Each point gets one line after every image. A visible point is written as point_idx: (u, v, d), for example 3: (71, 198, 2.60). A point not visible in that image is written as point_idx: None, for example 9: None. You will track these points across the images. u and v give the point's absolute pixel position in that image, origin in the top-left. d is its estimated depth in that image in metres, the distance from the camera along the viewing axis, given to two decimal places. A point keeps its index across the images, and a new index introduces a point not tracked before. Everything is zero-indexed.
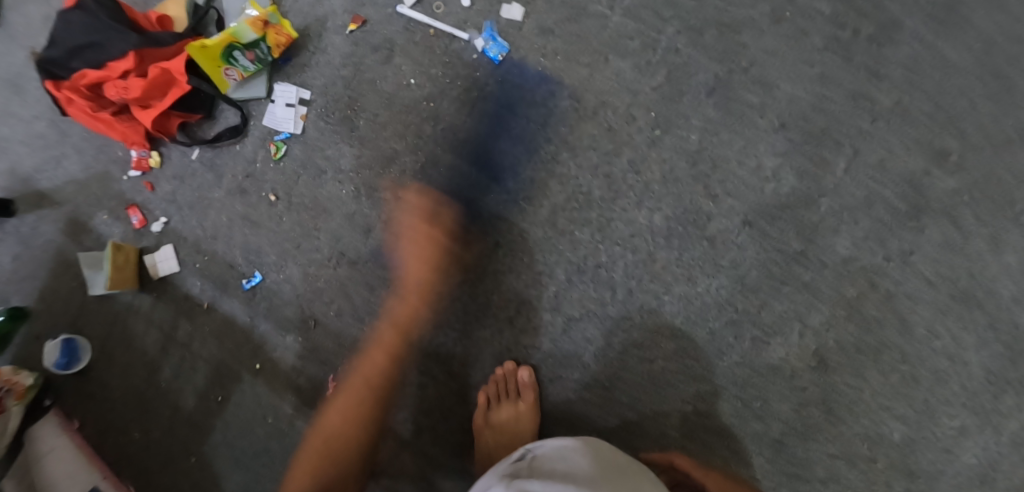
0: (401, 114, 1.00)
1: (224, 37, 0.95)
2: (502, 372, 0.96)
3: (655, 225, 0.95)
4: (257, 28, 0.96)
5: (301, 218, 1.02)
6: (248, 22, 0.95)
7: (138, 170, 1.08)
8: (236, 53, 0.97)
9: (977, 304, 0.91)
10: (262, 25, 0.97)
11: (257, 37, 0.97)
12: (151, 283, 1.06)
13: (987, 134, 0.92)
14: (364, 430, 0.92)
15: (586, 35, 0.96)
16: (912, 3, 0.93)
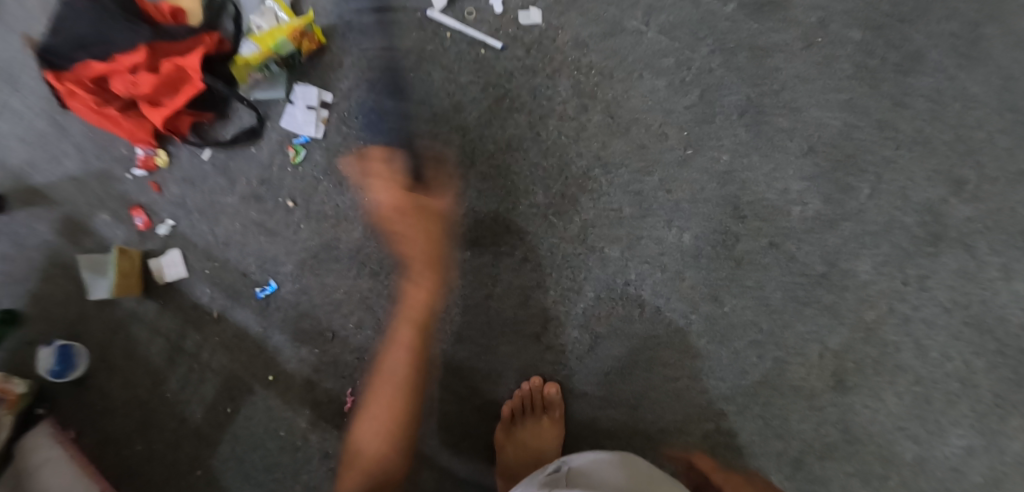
0: (427, 122, 0.97)
1: (265, 51, 0.95)
2: (528, 387, 0.94)
3: (683, 244, 0.95)
4: (295, 41, 0.96)
5: (320, 227, 0.99)
6: (287, 36, 0.95)
7: (144, 170, 1.02)
8: (269, 62, 0.97)
9: (988, 330, 0.94)
10: (299, 38, 0.96)
11: (295, 49, 0.97)
12: (157, 290, 1.01)
13: (1003, 166, 0.94)
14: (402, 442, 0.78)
15: (621, 50, 0.96)
16: (938, 34, 0.95)
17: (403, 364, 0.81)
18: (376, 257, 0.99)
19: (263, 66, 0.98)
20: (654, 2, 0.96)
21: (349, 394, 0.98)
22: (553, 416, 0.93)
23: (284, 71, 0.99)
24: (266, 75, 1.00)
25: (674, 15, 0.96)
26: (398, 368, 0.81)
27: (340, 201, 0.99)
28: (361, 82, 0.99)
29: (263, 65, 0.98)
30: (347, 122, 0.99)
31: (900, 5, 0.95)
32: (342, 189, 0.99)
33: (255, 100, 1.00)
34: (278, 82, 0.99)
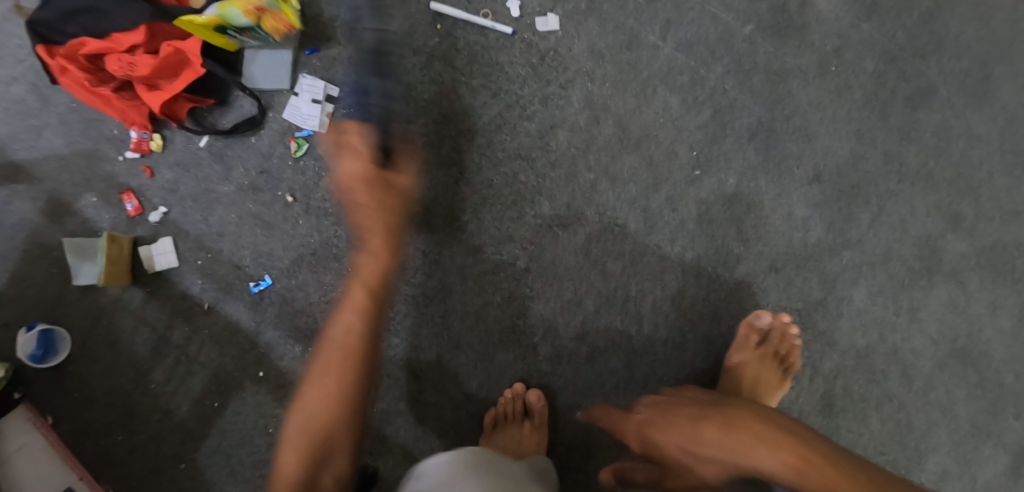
0: (437, 124, 0.95)
1: (213, 20, 0.87)
2: (511, 394, 0.93)
3: (687, 263, 0.94)
4: (250, 16, 0.87)
5: (320, 224, 0.97)
6: (239, 11, 0.86)
7: (137, 152, 0.98)
8: (229, 31, 0.90)
9: (970, 362, 0.98)
10: (257, 14, 0.87)
11: (251, 23, 0.88)
12: (144, 278, 0.98)
13: (998, 205, 0.98)
14: (342, 431, 0.75)
15: (638, 64, 0.94)
16: (949, 71, 0.97)
17: (353, 329, 0.81)
18: None
19: (223, 30, 0.89)
20: (673, 18, 0.95)
21: None
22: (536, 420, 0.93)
23: (291, 46, 0.95)
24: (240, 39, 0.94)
25: (692, 32, 0.95)
26: (348, 335, 0.80)
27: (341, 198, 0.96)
28: None
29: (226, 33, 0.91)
30: None
31: (915, 39, 0.97)
32: None
33: (258, 88, 0.96)
34: (283, 53, 0.95)
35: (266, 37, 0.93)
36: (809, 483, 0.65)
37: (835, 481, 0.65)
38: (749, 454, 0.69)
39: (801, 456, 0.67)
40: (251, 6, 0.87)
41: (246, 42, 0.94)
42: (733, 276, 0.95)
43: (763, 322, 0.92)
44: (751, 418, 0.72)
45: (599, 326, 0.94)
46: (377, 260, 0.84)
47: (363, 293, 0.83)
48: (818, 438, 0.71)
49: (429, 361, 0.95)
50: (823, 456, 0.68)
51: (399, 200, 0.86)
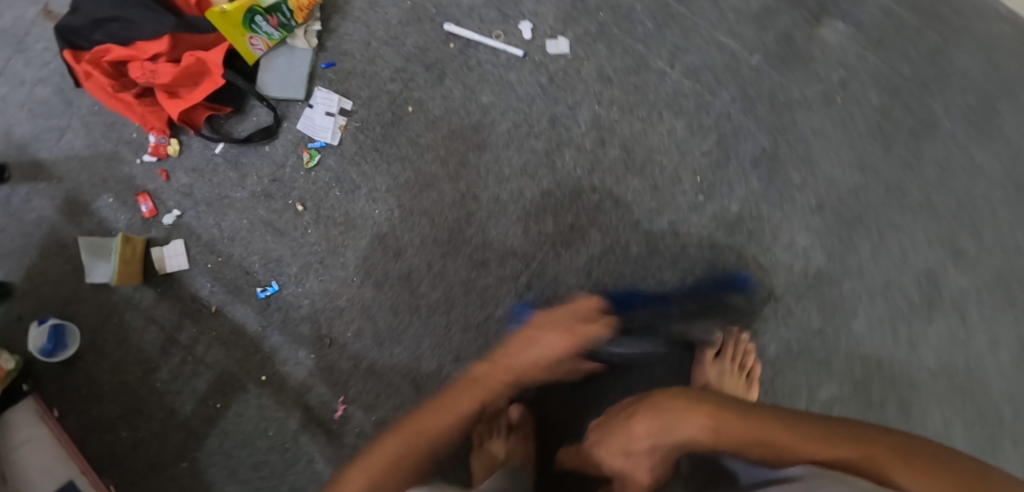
0: (447, 140, 0.98)
1: (245, 1, 0.90)
2: (490, 410, 0.97)
3: (685, 287, 0.96)
4: None
5: (328, 233, 0.99)
6: None
7: (154, 156, 1.00)
8: (258, 18, 0.92)
9: (968, 396, 0.98)
10: None
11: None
12: (156, 278, 1.00)
13: (1002, 238, 0.98)
14: None
15: (645, 88, 0.96)
16: (953, 104, 0.98)
17: (443, 426, 0.83)
18: (380, 267, 0.98)
19: (249, 18, 0.92)
20: (681, 44, 0.97)
21: (342, 401, 0.98)
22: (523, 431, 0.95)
23: (310, 48, 0.98)
24: (263, 39, 0.95)
25: (699, 58, 0.97)
26: (435, 430, 0.82)
27: (350, 207, 0.98)
28: (383, 92, 0.99)
29: (253, 26, 0.93)
30: (365, 130, 0.99)
31: (920, 73, 0.98)
32: (354, 195, 0.98)
33: (272, 97, 0.98)
34: (300, 50, 0.98)
35: (290, 22, 0.96)
36: (724, 437, 0.69)
37: (742, 427, 0.67)
38: (670, 434, 0.74)
39: (709, 417, 0.70)
40: None
41: (269, 35, 0.95)
42: (732, 300, 0.96)
43: (713, 336, 0.95)
44: (665, 397, 0.76)
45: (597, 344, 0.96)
46: (499, 383, 0.88)
47: (495, 380, 0.87)
48: (730, 396, 0.72)
49: (429, 372, 0.96)
50: (730, 410, 0.70)
51: (579, 342, 0.90)
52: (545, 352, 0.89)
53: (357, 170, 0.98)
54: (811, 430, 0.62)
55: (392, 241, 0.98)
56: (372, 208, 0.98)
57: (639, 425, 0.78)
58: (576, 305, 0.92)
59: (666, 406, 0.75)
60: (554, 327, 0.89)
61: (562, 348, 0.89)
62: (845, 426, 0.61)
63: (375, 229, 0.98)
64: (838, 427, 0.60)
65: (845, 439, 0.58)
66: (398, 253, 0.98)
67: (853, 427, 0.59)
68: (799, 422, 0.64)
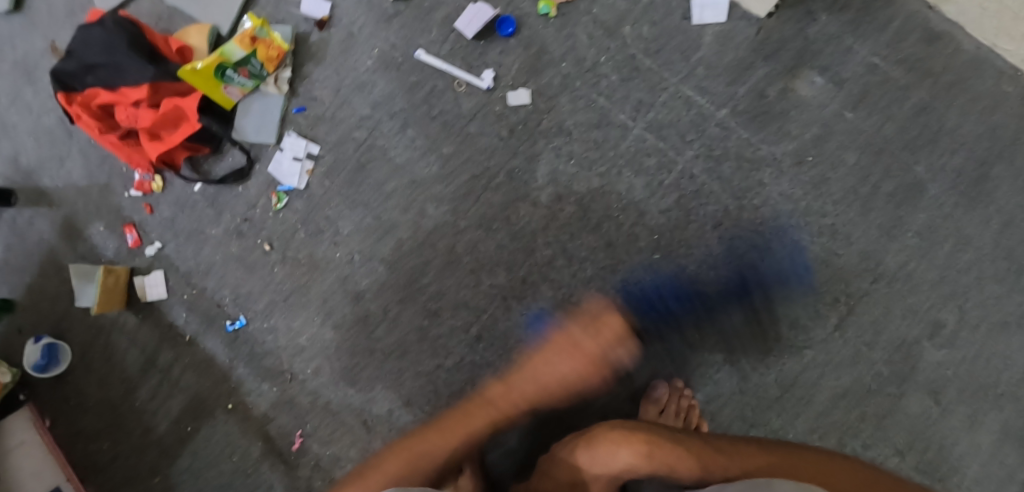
0: (408, 189, 0.99)
1: (214, 58, 0.94)
2: None
3: (636, 347, 0.94)
4: (245, 44, 0.95)
5: (293, 272, 1.02)
6: (235, 40, 0.95)
7: (139, 191, 1.06)
8: (229, 71, 0.96)
9: (939, 478, 0.92)
10: (249, 41, 0.96)
11: (247, 53, 0.96)
12: (138, 305, 1.05)
13: (985, 314, 0.92)
14: None
15: (605, 143, 0.95)
16: (939, 169, 0.92)
17: (433, 456, 0.85)
18: (339, 310, 1.01)
19: (221, 71, 0.96)
20: (646, 98, 0.94)
21: (299, 434, 1.01)
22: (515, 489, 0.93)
23: (282, 94, 1.02)
24: (238, 88, 0.99)
25: (663, 114, 0.94)
26: (427, 457, 0.85)
27: (314, 250, 1.02)
28: (349, 139, 1.01)
29: (226, 78, 0.97)
30: (331, 175, 1.01)
31: (905, 133, 0.92)
32: (317, 238, 1.02)
33: (247, 141, 1.03)
34: (273, 98, 1.02)
35: (261, 72, 0.99)
36: (661, 461, 0.74)
37: (677, 451, 0.74)
38: (612, 463, 0.77)
39: (647, 443, 0.75)
40: (244, 36, 0.96)
41: (242, 84, 0.99)
42: (684, 363, 0.93)
43: (658, 394, 0.92)
44: (606, 429, 0.79)
45: None
46: (506, 403, 0.89)
47: (482, 420, 0.88)
48: (661, 425, 0.78)
49: (381, 414, 0.99)
50: (666, 438, 0.76)
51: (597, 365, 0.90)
52: (545, 375, 0.89)
53: (322, 213, 1.01)
54: (748, 452, 0.70)
55: (352, 285, 1.01)
56: (334, 251, 1.01)
57: (591, 454, 0.78)
58: (555, 355, 0.90)
59: (616, 438, 0.77)
60: (580, 354, 0.89)
61: (578, 376, 0.89)
62: (760, 445, 0.73)
63: (337, 272, 1.01)
64: (755, 446, 0.72)
65: (762, 452, 0.71)
66: (357, 297, 1.00)
67: (758, 443, 0.73)
68: (722, 443, 0.73)
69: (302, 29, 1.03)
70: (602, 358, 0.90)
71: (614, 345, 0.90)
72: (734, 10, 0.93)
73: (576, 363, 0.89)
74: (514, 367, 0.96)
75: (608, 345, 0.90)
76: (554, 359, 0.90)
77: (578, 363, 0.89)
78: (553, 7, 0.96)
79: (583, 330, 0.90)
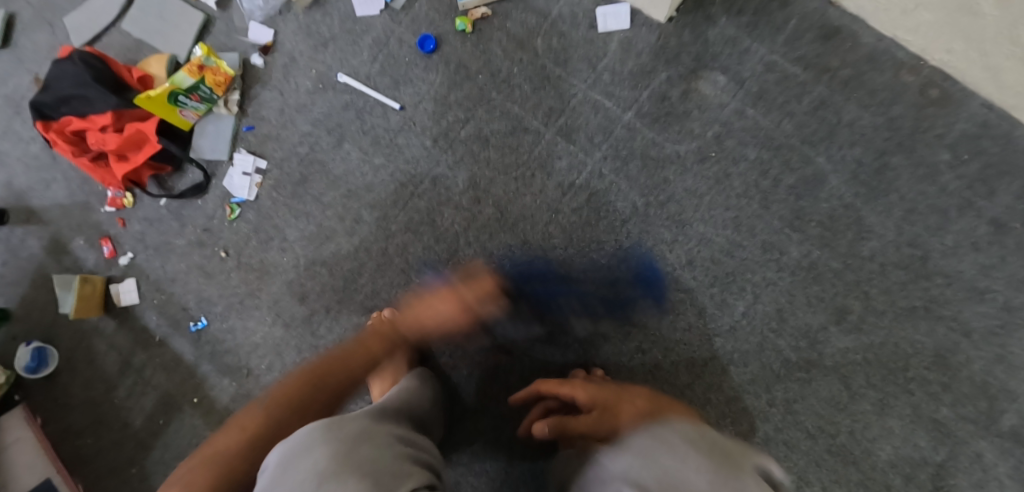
0: (344, 198, 1.08)
1: (167, 88, 1.05)
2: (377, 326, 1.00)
3: (553, 338, 1.00)
4: (193, 73, 1.06)
5: (247, 277, 1.12)
6: (183, 70, 1.06)
7: (113, 207, 1.18)
8: (182, 97, 1.07)
9: (853, 461, 0.95)
10: (197, 70, 1.07)
11: (196, 81, 1.07)
12: (115, 310, 1.17)
13: (891, 299, 0.94)
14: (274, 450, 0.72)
15: (519, 148, 1.01)
16: (840, 160, 0.94)
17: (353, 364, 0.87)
18: (288, 310, 1.10)
19: (173, 97, 1.06)
20: (556, 105, 1.01)
21: None
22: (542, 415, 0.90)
23: (233, 115, 1.13)
24: (193, 110, 1.11)
25: (573, 119, 1.00)
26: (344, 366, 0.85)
27: (265, 255, 1.11)
28: (293, 154, 1.11)
29: (181, 103, 1.08)
30: (277, 188, 1.11)
31: (805, 128, 0.95)
32: (268, 245, 1.11)
33: (205, 159, 1.14)
34: (226, 118, 1.13)
35: (211, 96, 1.10)
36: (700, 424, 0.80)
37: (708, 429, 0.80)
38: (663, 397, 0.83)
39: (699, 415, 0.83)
40: (193, 65, 1.07)
41: (196, 107, 1.10)
42: (599, 353, 0.99)
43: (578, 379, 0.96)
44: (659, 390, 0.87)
45: (472, 387, 1.02)
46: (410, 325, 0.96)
47: (379, 342, 0.91)
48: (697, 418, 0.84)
49: None
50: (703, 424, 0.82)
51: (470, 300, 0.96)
52: (428, 317, 0.95)
53: (272, 223, 1.11)
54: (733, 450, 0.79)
55: (297, 286, 1.09)
56: (282, 256, 1.11)
57: (653, 402, 0.81)
58: (432, 300, 0.96)
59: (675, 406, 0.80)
60: (448, 299, 0.96)
61: (452, 319, 0.96)
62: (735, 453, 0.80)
63: (284, 275, 1.10)
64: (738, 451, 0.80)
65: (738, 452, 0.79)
66: (302, 297, 1.09)
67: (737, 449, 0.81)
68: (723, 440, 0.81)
69: (248, 54, 1.14)
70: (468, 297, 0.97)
71: (486, 301, 0.97)
72: (636, 17, 0.99)
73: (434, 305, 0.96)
74: (442, 358, 1.03)
75: (480, 299, 0.96)
76: (434, 299, 0.96)
77: (461, 307, 0.96)
78: (469, 24, 1.03)
79: (467, 279, 0.98)
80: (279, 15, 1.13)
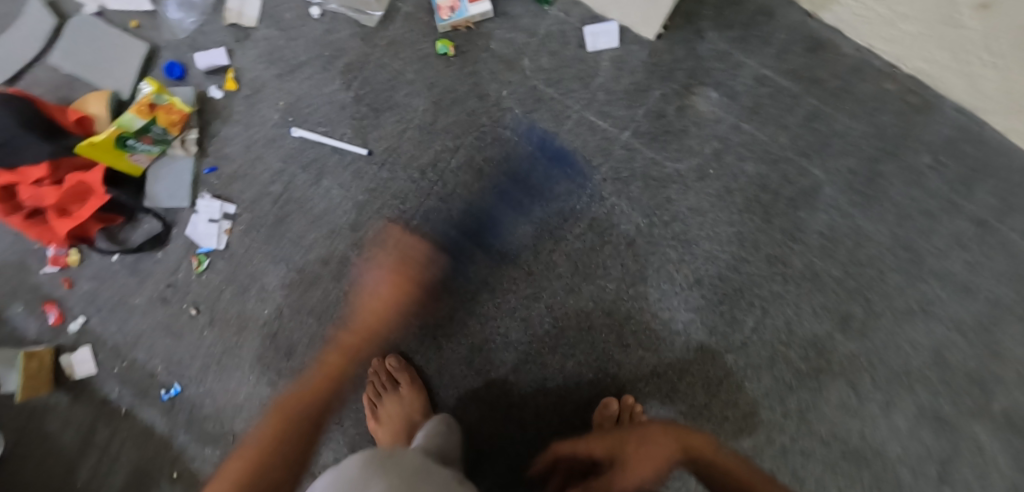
0: (327, 238, 1.00)
1: (112, 131, 0.94)
2: (378, 369, 0.98)
3: (566, 371, 0.97)
4: (144, 114, 0.95)
5: (223, 334, 1.02)
6: (131, 111, 0.94)
7: (55, 266, 1.04)
8: (131, 141, 0.97)
9: (866, 463, 0.97)
10: (147, 109, 0.95)
11: (147, 122, 0.95)
12: (68, 383, 1.04)
13: (890, 302, 0.96)
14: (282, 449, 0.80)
15: (514, 176, 0.97)
16: (834, 170, 0.96)
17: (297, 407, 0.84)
18: (275, 367, 1.01)
19: (122, 142, 0.96)
20: (550, 128, 0.97)
21: None
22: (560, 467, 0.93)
23: (191, 155, 1.03)
24: (144, 153, 1.00)
25: (568, 142, 0.97)
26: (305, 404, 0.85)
27: (242, 309, 1.02)
28: (265, 195, 1.02)
29: (129, 147, 0.97)
30: (251, 233, 1.02)
31: (799, 140, 0.96)
32: (245, 296, 1.02)
33: (162, 207, 1.03)
34: (182, 159, 1.02)
35: (165, 136, 1.00)
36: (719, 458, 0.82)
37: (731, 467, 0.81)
38: (680, 438, 0.84)
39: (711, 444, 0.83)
40: (141, 104, 0.95)
41: (147, 150, 1.00)
42: (614, 381, 0.97)
43: (612, 410, 0.93)
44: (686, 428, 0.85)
45: (486, 430, 0.98)
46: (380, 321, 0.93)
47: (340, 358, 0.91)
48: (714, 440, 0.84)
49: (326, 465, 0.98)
50: (724, 455, 0.82)
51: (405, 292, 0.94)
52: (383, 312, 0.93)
53: (246, 271, 1.02)
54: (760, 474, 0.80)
55: (284, 339, 1.01)
56: (263, 308, 1.01)
57: (664, 440, 0.84)
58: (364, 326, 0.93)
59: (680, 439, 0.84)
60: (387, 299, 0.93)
61: (397, 299, 0.93)
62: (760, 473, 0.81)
63: (266, 328, 1.01)
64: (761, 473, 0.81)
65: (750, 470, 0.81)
66: (289, 352, 1.01)
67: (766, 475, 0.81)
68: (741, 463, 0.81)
69: (204, 87, 1.03)
70: (423, 291, 0.96)
71: (422, 266, 0.97)
72: (626, 35, 0.96)
73: (398, 294, 0.93)
74: (450, 400, 0.98)
75: (415, 269, 0.96)
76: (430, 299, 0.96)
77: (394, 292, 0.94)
78: (452, 47, 0.98)
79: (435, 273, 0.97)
80: (237, 43, 1.04)
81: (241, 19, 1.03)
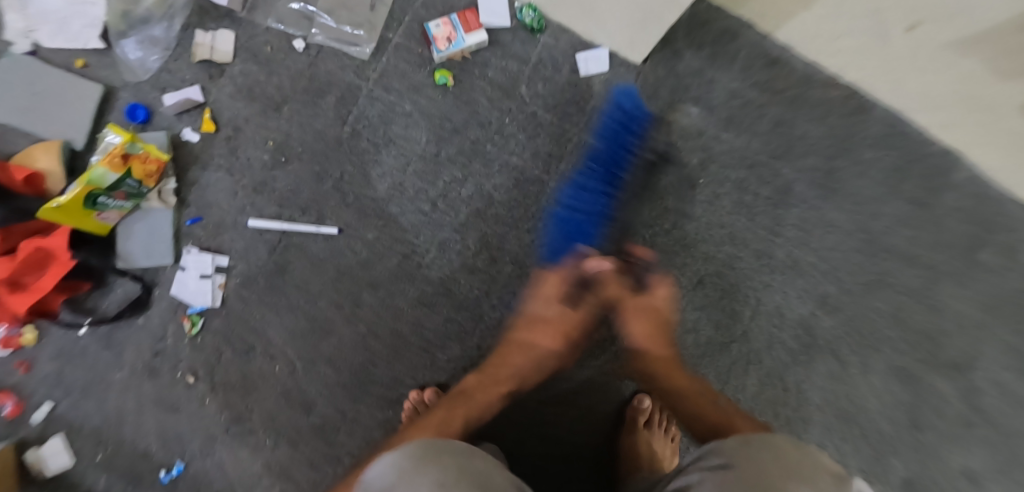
0: (336, 282, 0.95)
1: (81, 189, 0.84)
2: (411, 404, 0.93)
3: (594, 380, 1.00)
4: (116, 166, 0.85)
5: (228, 399, 0.94)
6: (101, 164, 0.84)
7: (6, 349, 0.92)
8: (102, 198, 0.87)
9: (856, 423, 1.09)
10: (120, 161, 0.86)
11: (121, 175, 0.86)
12: (39, 481, 0.91)
13: (856, 279, 1.09)
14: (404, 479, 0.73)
15: (526, 201, 0.99)
16: (801, 169, 1.08)
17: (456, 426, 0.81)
18: (292, 425, 0.94)
19: (92, 200, 0.86)
20: (553, 151, 1.00)
21: None
22: (620, 268, 0.96)
23: (170, 208, 0.94)
24: (115, 210, 0.90)
25: (572, 163, 1.00)
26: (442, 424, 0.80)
27: (248, 369, 0.94)
28: (260, 243, 0.95)
29: (99, 204, 0.87)
30: (248, 285, 0.95)
31: (769, 145, 1.07)
32: (250, 355, 0.94)
33: (140, 267, 0.93)
34: (159, 212, 0.93)
35: (140, 189, 0.90)
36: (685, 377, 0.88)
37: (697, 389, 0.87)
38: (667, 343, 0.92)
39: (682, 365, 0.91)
40: (111, 155, 0.85)
41: (120, 206, 0.90)
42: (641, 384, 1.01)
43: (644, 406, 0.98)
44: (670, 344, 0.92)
45: (525, 449, 0.99)
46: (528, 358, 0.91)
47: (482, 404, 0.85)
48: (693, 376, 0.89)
49: None
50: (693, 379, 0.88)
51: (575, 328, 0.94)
52: (540, 351, 0.91)
53: (247, 327, 0.94)
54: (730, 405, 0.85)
55: (299, 395, 0.94)
56: (272, 365, 0.94)
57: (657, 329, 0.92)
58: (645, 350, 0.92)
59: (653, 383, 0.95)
60: (552, 325, 0.92)
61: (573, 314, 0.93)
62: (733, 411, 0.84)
63: (279, 385, 0.94)
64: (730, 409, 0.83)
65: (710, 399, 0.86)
66: (307, 407, 0.94)
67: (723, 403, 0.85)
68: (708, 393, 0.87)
69: (179, 129, 0.96)
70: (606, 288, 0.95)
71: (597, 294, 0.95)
72: (614, 58, 1.02)
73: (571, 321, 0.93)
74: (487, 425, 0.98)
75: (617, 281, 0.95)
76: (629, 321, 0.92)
77: (573, 289, 0.94)
78: (449, 76, 0.98)
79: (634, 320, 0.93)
80: (210, 82, 0.96)
81: (213, 55, 0.96)
